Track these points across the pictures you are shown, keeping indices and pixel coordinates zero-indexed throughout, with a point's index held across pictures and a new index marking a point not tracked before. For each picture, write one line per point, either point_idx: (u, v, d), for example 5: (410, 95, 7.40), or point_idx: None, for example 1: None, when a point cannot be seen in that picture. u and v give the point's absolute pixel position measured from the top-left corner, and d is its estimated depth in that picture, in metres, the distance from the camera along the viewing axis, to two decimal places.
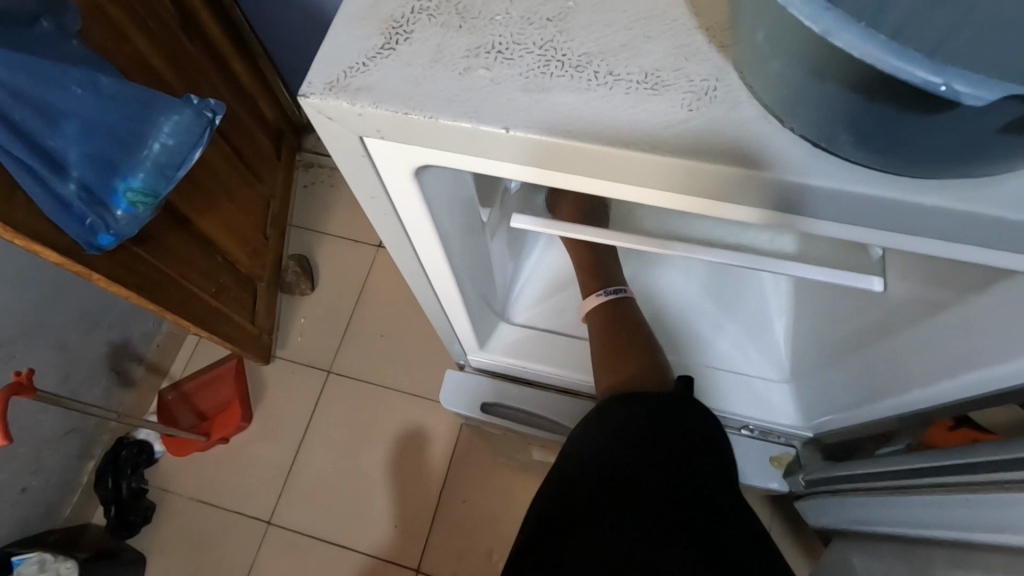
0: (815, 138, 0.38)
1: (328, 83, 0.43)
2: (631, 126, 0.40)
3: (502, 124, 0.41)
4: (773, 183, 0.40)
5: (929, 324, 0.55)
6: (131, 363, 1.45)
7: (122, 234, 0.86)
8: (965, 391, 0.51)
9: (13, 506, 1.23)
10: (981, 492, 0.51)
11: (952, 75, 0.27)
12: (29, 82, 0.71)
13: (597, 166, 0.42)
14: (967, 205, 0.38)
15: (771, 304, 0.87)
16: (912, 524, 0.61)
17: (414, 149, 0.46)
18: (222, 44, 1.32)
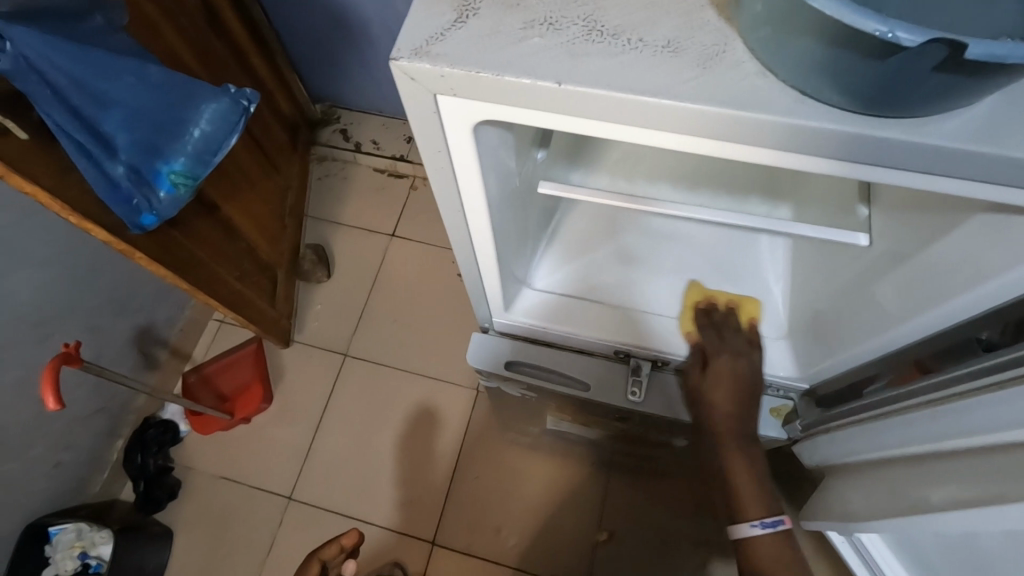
0: (799, 84, 0.40)
1: (418, 49, 0.42)
2: (652, 79, 0.40)
3: (554, 77, 0.40)
4: (771, 127, 0.40)
5: (915, 263, 0.52)
6: (156, 346, 1.50)
7: (163, 215, 0.90)
8: (935, 324, 0.51)
9: (47, 480, 1.29)
10: (943, 411, 0.51)
11: (895, 24, 0.32)
12: (84, 70, 0.75)
13: (612, 112, 0.42)
14: (920, 138, 0.38)
15: (766, 268, 0.74)
16: (883, 446, 0.60)
17: (485, 107, 0.44)
18: (243, 40, 1.38)
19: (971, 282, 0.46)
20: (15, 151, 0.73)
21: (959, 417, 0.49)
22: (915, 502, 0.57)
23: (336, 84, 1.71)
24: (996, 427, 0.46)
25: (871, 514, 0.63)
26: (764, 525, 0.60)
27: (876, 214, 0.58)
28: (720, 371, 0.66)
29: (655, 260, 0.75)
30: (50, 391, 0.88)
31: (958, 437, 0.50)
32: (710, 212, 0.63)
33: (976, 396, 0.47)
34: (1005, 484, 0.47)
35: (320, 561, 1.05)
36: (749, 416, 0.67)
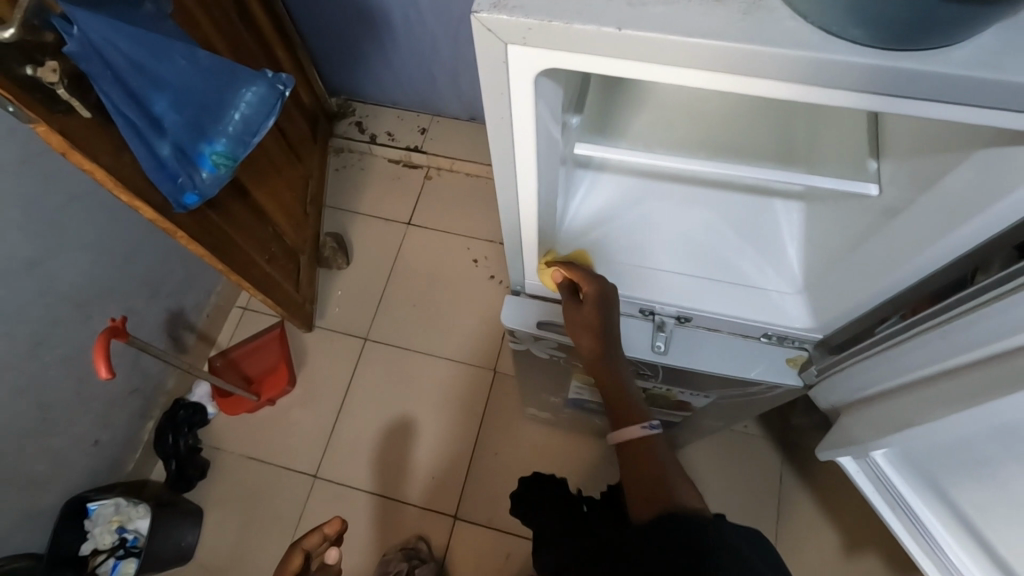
0: (829, 25, 0.38)
1: (495, 1, 0.41)
2: (694, 22, 0.39)
3: (614, 24, 0.39)
4: (802, 62, 0.39)
5: (923, 205, 0.56)
6: (185, 331, 1.55)
7: (205, 194, 0.97)
8: (946, 256, 0.55)
9: (86, 457, 1.34)
10: (934, 337, 0.57)
11: None
12: (142, 54, 0.81)
13: (648, 55, 0.41)
14: (937, 68, 0.38)
15: (783, 230, 0.79)
16: (895, 374, 0.64)
17: (556, 55, 0.43)
18: (268, 32, 1.43)
19: (972, 215, 0.50)
20: (79, 129, 0.79)
21: (954, 341, 0.55)
22: (908, 422, 0.62)
23: (353, 77, 1.76)
24: (987, 341, 0.52)
25: (875, 440, 0.68)
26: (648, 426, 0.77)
27: (884, 166, 0.64)
28: (587, 311, 0.73)
29: (673, 223, 0.79)
30: (103, 360, 0.93)
31: (949, 357, 0.56)
32: (731, 167, 0.68)
33: (962, 317, 0.54)
34: (990, 388, 0.53)
35: (304, 551, 0.99)
36: (614, 330, 0.74)
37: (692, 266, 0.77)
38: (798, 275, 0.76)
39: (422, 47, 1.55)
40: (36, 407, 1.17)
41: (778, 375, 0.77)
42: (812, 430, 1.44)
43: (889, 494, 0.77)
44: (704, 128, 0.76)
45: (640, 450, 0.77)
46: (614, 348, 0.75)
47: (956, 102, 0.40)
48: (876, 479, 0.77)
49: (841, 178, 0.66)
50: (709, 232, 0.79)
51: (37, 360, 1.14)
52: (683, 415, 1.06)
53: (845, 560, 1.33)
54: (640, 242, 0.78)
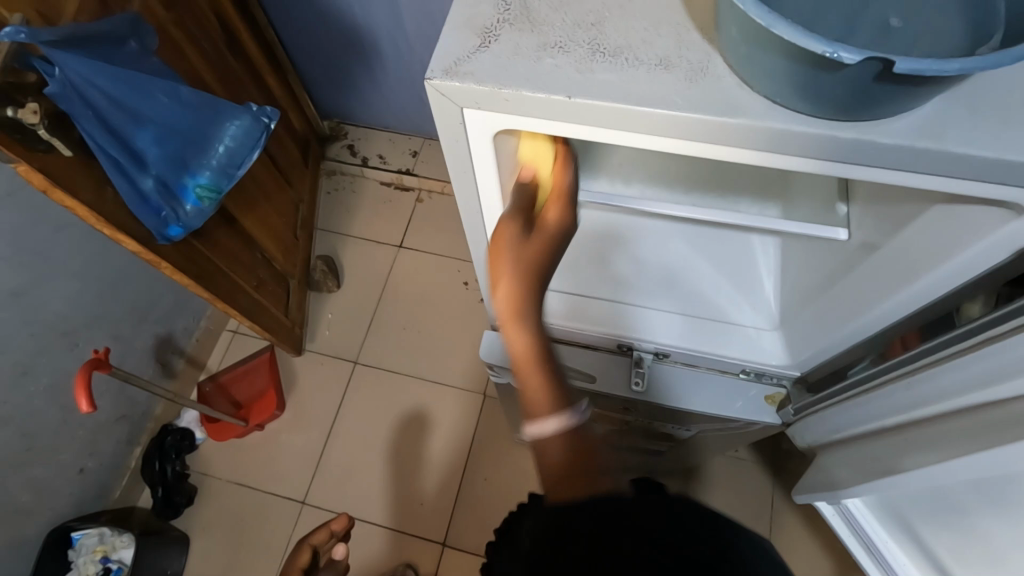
0: (773, 94, 0.39)
1: (446, 68, 0.41)
2: (643, 90, 0.40)
3: (564, 91, 0.40)
4: (752, 131, 0.40)
5: (883, 253, 0.57)
6: (173, 356, 1.55)
7: (189, 226, 0.97)
8: (910, 304, 0.55)
9: (71, 485, 1.33)
10: (913, 382, 0.57)
11: (838, 45, 0.33)
12: (125, 93, 0.81)
13: (600, 120, 0.41)
14: (879, 137, 0.39)
15: (760, 264, 0.79)
16: (882, 415, 0.63)
17: (511, 119, 0.44)
18: (259, 60, 1.44)
19: (931, 268, 0.51)
20: (62, 169, 0.79)
21: (930, 386, 0.56)
22: (894, 468, 0.62)
23: (345, 101, 1.77)
24: (966, 387, 0.52)
25: (860, 484, 0.68)
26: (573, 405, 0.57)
27: (853, 210, 0.64)
28: (538, 234, 0.55)
29: (649, 259, 0.79)
30: (84, 394, 0.93)
31: (933, 401, 0.56)
32: (707, 211, 0.67)
33: (934, 365, 0.55)
34: (974, 441, 0.53)
35: (311, 547, 1.00)
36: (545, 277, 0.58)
37: (665, 302, 0.77)
38: (774, 310, 0.76)
39: (413, 74, 1.57)
40: (19, 437, 1.17)
41: (757, 411, 0.76)
42: (801, 454, 1.44)
43: (860, 535, 0.78)
44: (677, 169, 0.77)
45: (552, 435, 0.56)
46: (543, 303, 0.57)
47: (911, 167, 0.40)
48: (849, 523, 0.79)
49: (810, 220, 0.66)
50: (686, 267, 0.79)
51: (22, 389, 1.14)
52: (669, 444, 1.06)
53: None
54: (618, 276, 0.78)
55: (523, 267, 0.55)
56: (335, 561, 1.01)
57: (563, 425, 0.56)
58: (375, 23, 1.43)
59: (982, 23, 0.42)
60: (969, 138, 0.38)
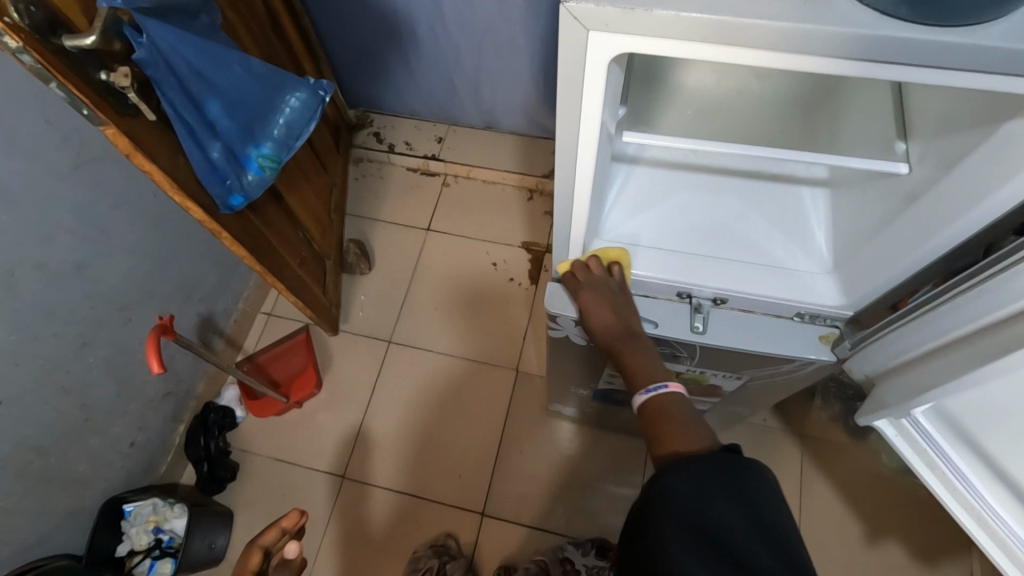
0: (882, 6, 0.41)
1: None
2: (763, 6, 0.41)
3: (696, 10, 0.41)
4: (857, 40, 0.42)
5: (950, 182, 0.60)
6: (214, 336, 1.58)
7: (250, 195, 1.02)
8: (970, 229, 0.59)
9: (122, 459, 1.37)
10: (970, 297, 0.62)
11: None
12: (203, 62, 0.85)
13: (723, 36, 0.43)
14: (980, 41, 0.41)
15: (809, 214, 0.83)
16: (934, 335, 0.68)
17: (632, 41, 0.45)
18: (296, 45, 1.48)
19: (999, 186, 0.55)
20: (143, 133, 0.84)
21: (989, 298, 0.60)
22: (945, 379, 0.68)
23: (374, 89, 1.82)
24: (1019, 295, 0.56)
25: (908, 400, 0.75)
26: (647, 390, 0.73)
27: (912, 147, 0.69)
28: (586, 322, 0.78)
29: (705, 211, 0.83)
30: (155, 356, 0.96)
31: (986, 315, 0.60)
32: (776, 152, 0.70)
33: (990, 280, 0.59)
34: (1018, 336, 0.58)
35: (261, 549, 1.12)
36: (610, 314, 0.76)
37: (724, 250, 0.81)
38: (827, 256, 0.81)
39: (443, 58, 1.60)
40: (79, 407, 1.21)
41: (814, 350, 0.79)
42: (831, 421, 1.47)
43: (925, 451, 0.82)
44: (734, 117, 0.79)
45: (663, 411, 0.71)
46: (628, 329, 0.77)
47: (1002, 72, 0.43)
48: (912, 443, 0.83)
49: (873, 158, 0.70)
50: (744, 217, 0.83)
51: (82, 361, 1.18)
52: (712, 402, 1.10)
53: (867, 548, 1.36)
54: (682, 229, 0.82)
55: (601, 339, 0.77)
56: (288, 561, 1.15)
57: (666, 398, 0.72)
58: (411, 7, 1.46)
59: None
60: None
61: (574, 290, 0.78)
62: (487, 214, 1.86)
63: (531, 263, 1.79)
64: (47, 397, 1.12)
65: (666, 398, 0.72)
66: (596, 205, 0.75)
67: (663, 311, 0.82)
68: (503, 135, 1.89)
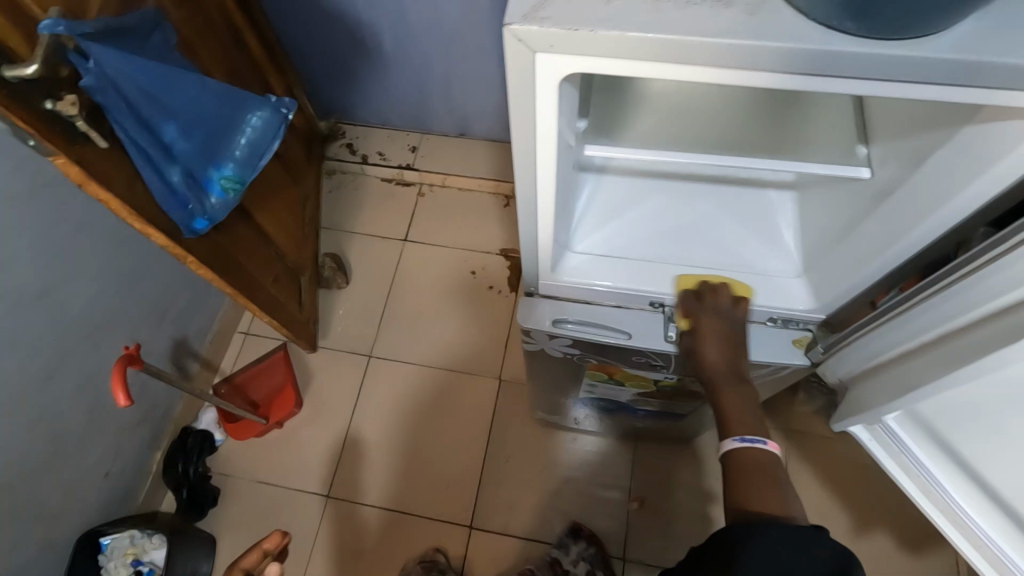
0: (826, 19, 0.40)
1: (525, 12, 0.41)
2: (708, 20, 0.41)
3: (640, 29, 0.40)
4: (807, 53, 0.41)
5: (913, 184, 0.61)
6: (189, 358, 1.55)
7: (215, 218, 0.98)
8: (937, 230, 0.60)
9: (97, 489, 1.33)
10: (944, 297, 0.62)
11: None
12: (156, 85, 0.83)
13: (672, 54, 0.42)
14: (925, 54, 0.40)
15: (779, 217, 0.83)
16: (908, 337, 0.68)
17: (581, 60, 0.44)
18: (261, 59, 1.45)
19: (961, 186, 0.55)
20: (96, 160, 0.81)
21: (963, 297, 0.60)
22: (916, 382, 0.68)
23: (344, 100, 1.79)
24: (997, 291, 0.56)
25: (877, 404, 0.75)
26: (741, 439, 0.69)
27: (874, 149, 0.69)
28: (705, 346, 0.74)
29: (675, 217, 0.83)
30: (120, 388, 0.93)
31: (962, 315, 0.60)
32: (739, 161, 0.70)
33: (964, 278, 0.59)
34: (993, 337, 0.58)
35: None
36: (731, 344, 0.75)
37: (696, 257, 0.80)
38: (797, 259, 0.81)
39: (412, 66, 1.58)
40: (48, 439, 1.17)
41: (785, 355, 0.80)
42: (814, 415, 1.49)
43: (903, 458, 0.82)
44: (696, 125, 0.78)
45: (757, 466, 0.67)
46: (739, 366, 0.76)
47: (954, 81, 0.42)
48: (885, 446, 0.83)
49: (835, 164, 0.70)
50: (716, 222, 0.82)
51: (49, 393, 1.14)
52: (693, 406, 1.09)
53: (855, 541, 1.36)
54: (655, 237, 0.81)
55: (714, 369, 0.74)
56: None
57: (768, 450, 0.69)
58: (377, 16, 1.45)
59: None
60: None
61: (696, 309, 0.76)
62: (464, 222, 1.84)
63: (510, 270, 1.77)
64: (12, 432, 1.08)
65: (761, 456, 0.68)
66: (563, 218, 0.75)
67: (635, 320, 0.81)
68: (478, 142, 1.87)
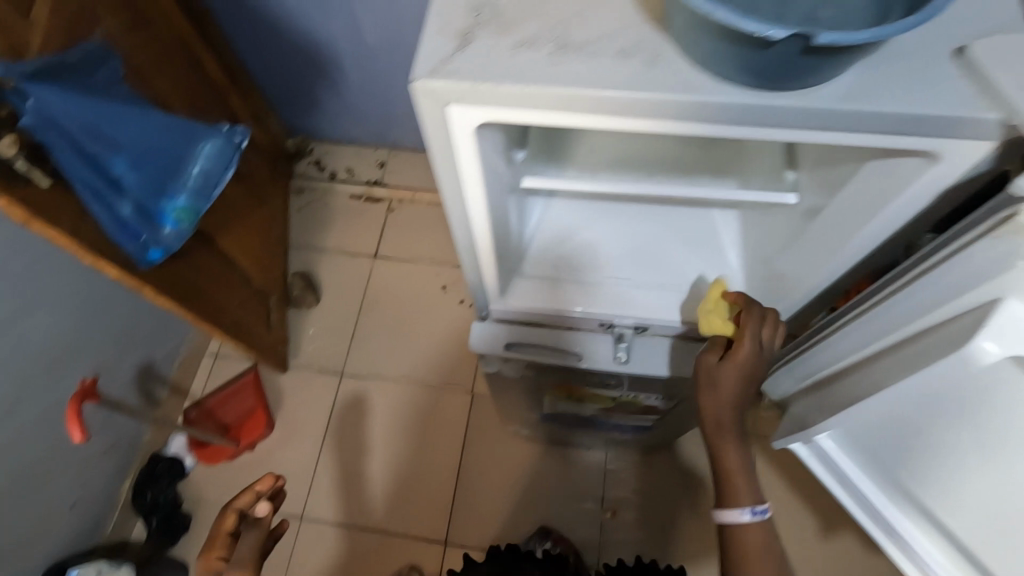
0: (723, 74, 0.44)
1: (431, 68, 0.44)
2: (605, 72, 0.44)
3: (542, 81, 0.44)
4: (697, 103, 0.45)
5: (831, 209, 0.63)
6: (156, 384, 1.53)
7: (170, 248, 0.97)
8: (858, 254, 0.64)
9: (63, 522, 1.31)
10: (863, 320, 0.66)
11: (773, 26, 0.38)
12: (98, 120, 0.84)
13: (577, 103, 0.45)
14: (810, 105, 0.45)
15: (724, 236, 0.85)
16: (840, 355, 0.71)
17: (489, 111, 0.47)
18: (220, 81, 1.44)
19: (875, 211, 0.58)
20: (41, 199, 0.82)
21: (881, 319, 0.64)
22: (850, 397, 0.72)
23: (309, 117, 1.78)
24: (912, 313, 0.60)
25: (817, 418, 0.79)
26: (753, 512, 0.78)
27: (799, 176, 0.72)
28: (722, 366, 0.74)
29: (622, 238, 0.84)
30: (76, 424, 0.92)
31: (885, 335, 0.64)
32: (676, 190, 0.71)
33: (881, 301, 0.63)
34: (913, 355, 0.62)
35: (236, 511, 0.90)
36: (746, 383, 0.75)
37: (642, 279, 0.82)
38: (742, 277, 0.82)
39: (375, 83, 1.59)
40: (9, 475, 1.15)
41: None
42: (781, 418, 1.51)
43: (836, 475, 0.87)
44: (638, 148, 0.80)
45: (762, 545, 0.77)
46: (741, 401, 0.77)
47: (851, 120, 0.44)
48: (826, 464, 0.88)
49: (764, 189, 0.73)
50: (662, 244, 0.84)
51: (8, 429, 1.12)
52: (655, 418, 1.11)
53: (822, 540, 1.39)
54: (601, 259, 0.83)
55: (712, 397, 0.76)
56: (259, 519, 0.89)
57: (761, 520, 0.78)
58: (334, 35, 1.45)
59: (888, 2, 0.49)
60: (883, 93, 0.45)
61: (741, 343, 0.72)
62: (434, 237, 1.84)
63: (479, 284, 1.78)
64: None
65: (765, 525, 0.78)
66: (507, 245, 0.77)
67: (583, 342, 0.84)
68: None
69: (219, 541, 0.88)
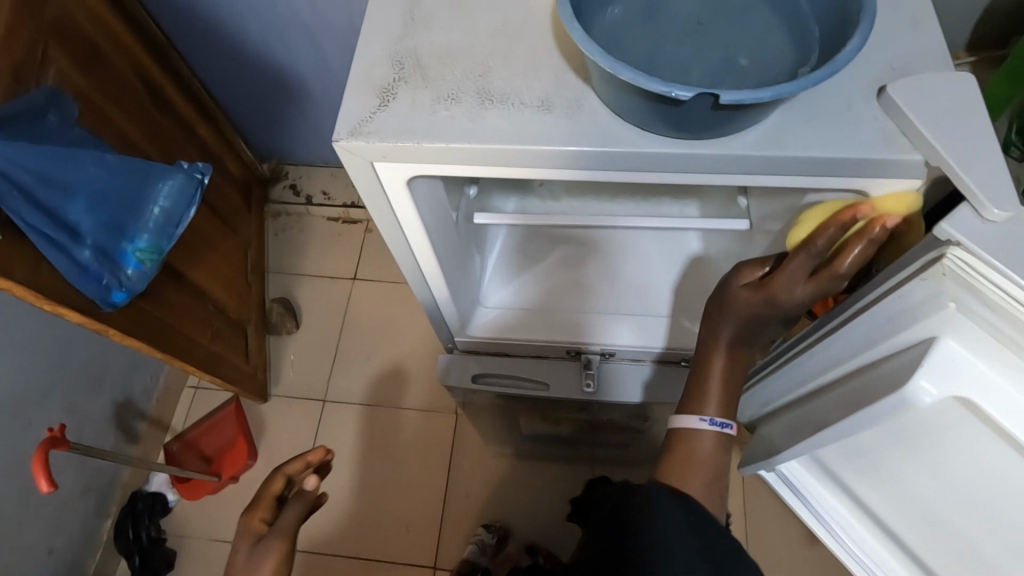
0: (640, 122, 0.50)
1: (350, 129, 0.51)
2: (527, 126, 0.51)
3: (462, 139, 0.50)
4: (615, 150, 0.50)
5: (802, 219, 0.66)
6: (134, 420, 1.52)
7: (134, 289, 0.96)
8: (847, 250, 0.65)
9: (41, 567, 1.29)
10: (842, 336, 0.67)
11: (675, 86, 0.44)
12: (50, 166, 0.83)
13: (507, 158, 0.51)
14: (731, 150, 0.51)
15: (690, 258, 0.84)
16: (822, 368, 0.73)
17: (417, 166, 0.53)
18: (187, 113, 1.43)
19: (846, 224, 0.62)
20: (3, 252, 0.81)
21: (856, 337, 0.65)
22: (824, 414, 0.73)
23: (281, 142, 1.77)
24: (884, 332, 0.61)
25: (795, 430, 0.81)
26: (712, 422, 0.68)
27: (750, 202, 0.77)
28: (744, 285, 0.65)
29: (581, 264, 0.84)
30: (42, 474, 0.90)
31: (860, 352, 0.65)
32: (629, 219, 0.72)
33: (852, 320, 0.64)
34: (874, 383, 0.63)
35: (282, 478, 0.84)
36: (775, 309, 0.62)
37: (602, 304, 0.81)
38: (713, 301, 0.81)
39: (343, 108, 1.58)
40: None
41: None
42: None
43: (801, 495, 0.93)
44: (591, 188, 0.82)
45: (706, 454, 0.68)
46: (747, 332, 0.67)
47: None
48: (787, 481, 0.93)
49: (715, 214, 0.79)
50: (622, 269, 0.84)
51: None
52: (632, 437, 1.10)
53: (809, 546, 1.38)
54: (561, 286, 0.83)
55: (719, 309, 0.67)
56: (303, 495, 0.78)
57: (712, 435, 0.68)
58: (300, 64, 1.46)
59: (805, 46, 0.53)
60: (806, 143, 0.52)
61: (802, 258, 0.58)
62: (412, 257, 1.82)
63: None
64: None
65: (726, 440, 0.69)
66: (465, 276, 0.77)
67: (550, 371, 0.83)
68: None
69: (263, 502, 0.81)
